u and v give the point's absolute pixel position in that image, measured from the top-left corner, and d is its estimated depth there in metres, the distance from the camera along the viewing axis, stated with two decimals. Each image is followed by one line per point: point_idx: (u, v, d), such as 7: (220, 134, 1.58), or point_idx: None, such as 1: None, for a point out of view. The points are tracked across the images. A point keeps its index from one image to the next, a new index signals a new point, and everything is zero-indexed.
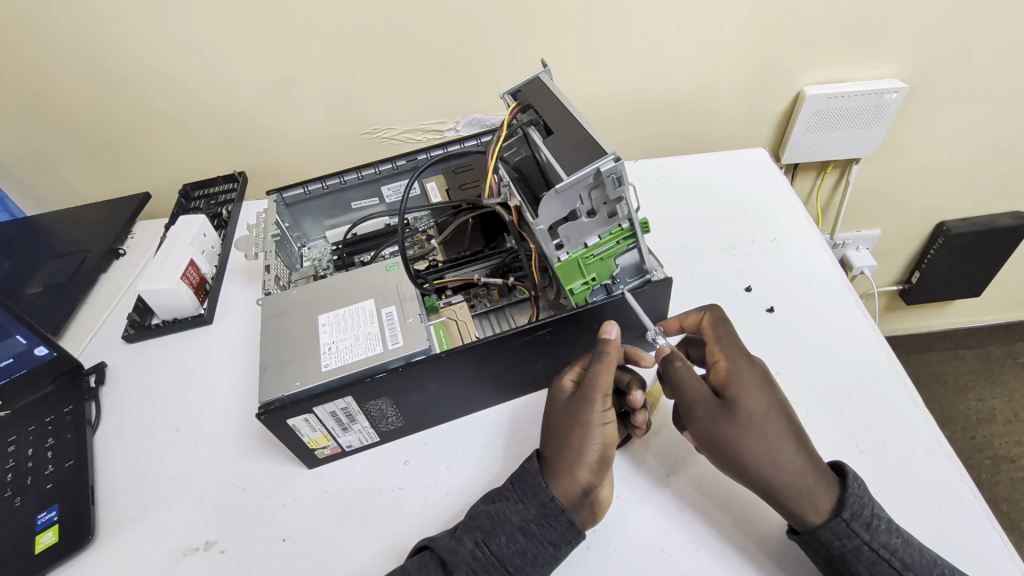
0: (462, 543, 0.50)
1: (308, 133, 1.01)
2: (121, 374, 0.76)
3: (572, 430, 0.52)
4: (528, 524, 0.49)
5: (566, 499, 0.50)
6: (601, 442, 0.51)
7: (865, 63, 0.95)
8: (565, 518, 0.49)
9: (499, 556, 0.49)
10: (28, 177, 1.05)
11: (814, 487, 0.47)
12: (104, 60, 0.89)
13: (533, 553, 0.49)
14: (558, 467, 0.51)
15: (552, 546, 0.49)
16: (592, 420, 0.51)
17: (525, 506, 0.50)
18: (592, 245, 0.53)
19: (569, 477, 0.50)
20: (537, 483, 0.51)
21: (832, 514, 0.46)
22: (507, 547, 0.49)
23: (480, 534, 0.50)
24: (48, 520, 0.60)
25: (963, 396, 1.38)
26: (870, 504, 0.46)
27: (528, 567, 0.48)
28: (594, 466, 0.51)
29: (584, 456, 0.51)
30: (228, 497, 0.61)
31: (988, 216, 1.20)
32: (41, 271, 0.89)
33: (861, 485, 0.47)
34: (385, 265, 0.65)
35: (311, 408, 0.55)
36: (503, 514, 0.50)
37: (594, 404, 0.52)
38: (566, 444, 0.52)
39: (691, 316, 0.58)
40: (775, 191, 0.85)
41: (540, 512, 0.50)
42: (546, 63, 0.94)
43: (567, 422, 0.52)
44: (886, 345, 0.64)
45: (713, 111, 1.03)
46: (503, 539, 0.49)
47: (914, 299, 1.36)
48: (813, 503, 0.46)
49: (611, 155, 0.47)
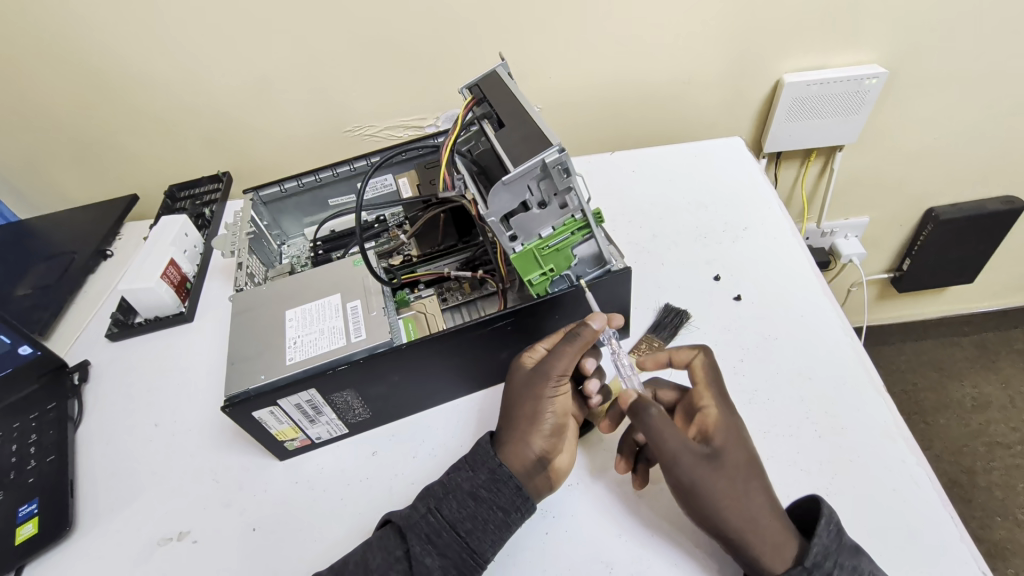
0: (415, 509, 0.53)
1: (289, 132, 1.02)
2: (104, 371, 0.78)
3: (526, 403, 0.55)
4: (477, 490, 0.53)
5: (516, 467, 0.53)
6: (553, 412, 0.55)
7: (844, 49, 0.94)
8: (513, 484, 0.52)
9: (450, 520, 0.51)
10: (19, 182, 1.07)
11: (783, 540, 0.46)
12: (85, 65, 0.91)
13: (482, 517, 0.51)
14: (511, 436, 0.55)
15: (501, 511, 0.52)
16: (544, 393, 0.54)
17: (474, 473, 0.54)
18: (546, 236, 0.54)
19: (521, 446, 0.54)
20: (488, 452, 0.54)
21: (794, 563, 0.46)
22: (458, 512, 0.52)
23: (432, 501, 0.53)
24: (28, 512, 0.62)
25: (958, 383, 1.36)
26: (836, 555, 0.45)
27: (479, 531, 0.51)
28: (545, 435, 0.54)
29: (537, 426, 0.54)
30: (202, 488, 0.63)
31: (978, 200, 1.18)
32: (29, 272, 0.91)
33: (831, 534, 0.46)
34: (353, 261, 0.66)
35: (275, 400, 0.56)
36: (455, 481, 0.54)
37: (548, 379, 0.54)
38: (519, 415, 0.55)
39: (684, 352, 0.57)
40: (749, 180, 0.85)
41: (489, 478, 0.53)
42: (503, 57, 0.94)
43: (522, 396, 0.55)
44: (850, 330, 0.64)
45: (693, 100, 1.03)
46: (454, 505, 0.52)
47: (906, 287, 1.35)
48: (780, 554, 0.46)
49: (555, 146, 0.47)
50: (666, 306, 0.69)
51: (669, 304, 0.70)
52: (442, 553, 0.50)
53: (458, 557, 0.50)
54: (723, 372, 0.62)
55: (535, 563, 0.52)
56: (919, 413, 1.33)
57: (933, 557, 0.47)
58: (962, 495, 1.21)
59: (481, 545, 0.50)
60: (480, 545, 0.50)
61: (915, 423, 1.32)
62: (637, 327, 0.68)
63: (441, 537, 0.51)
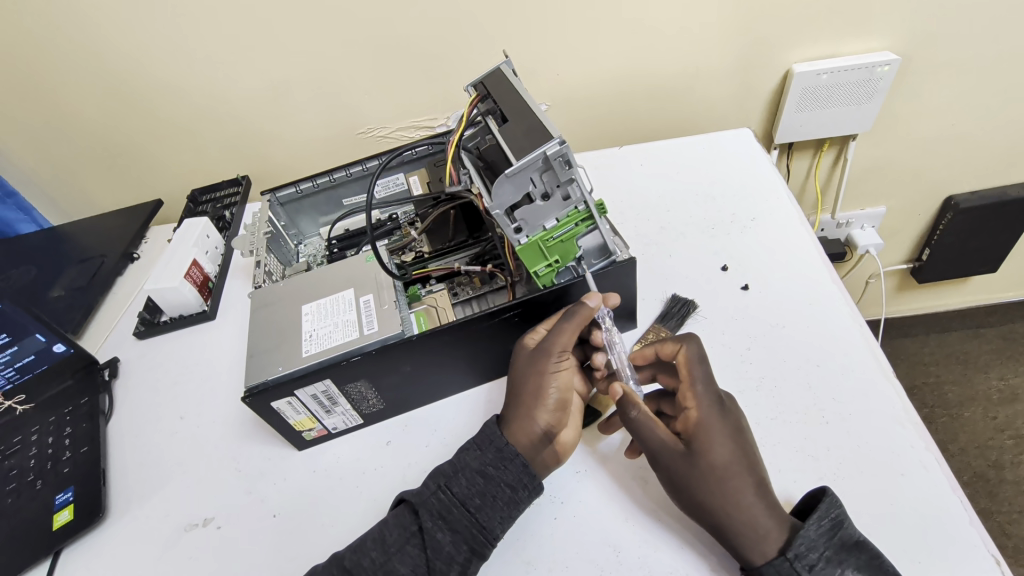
0: (426, 486, 0.54)
1: (304, 135, 1.05)
2: (133, 367, 0.81)
3: (529, 381, 0.57)
4: (485, 468, 0.54)
5: (522, 443, 0.55)
6: (556, 389, 0.57)
7: (855, 37, 0.93)
8: (520, 461, 0.54)
9: (460, 497, 0.53)
10: (52, 191, 1.12)
11: (765, 533, 0.47)
12: (110, 76, 0.95)
13: (491, 493, 0.53)
14: (516, 414, 0.57)
15: (509, 488, 0.53)
16: (547, 370, 0.57)
17: (482, 452, 0.55)
18: (550, 228, 0.56)
19: (528, 421, 0.56)
20: (495, 431, 0.56)
21: (778, 554, 0.46)
22: (468, 489, 0.53)
23: (442, 479, 0.54)
24: (65, 500, 0.65)
25: (984, 375, 1.33)
26: (822, 547, 0.46)
27: (488, 507, 0.52)
28: (549, 410, 0.56)
29: (542, 402, 0.56)
30: (226, 477, 0.65)
31: (998, 187, 1.16)
32: (63, 276, 0.96)
33: (821, 528, 0.46)
34: (365, 257, 0.68)
35: (293, 390, 0.59)
36: (463, 460, 0.55)
37: (550, 356, 0.57)
38: (523, 393, 0.57)
39: (668, 346, 0.58)
40: (757, 170, 0.85)
41: (496, 456, 0.55)
42: (506, 54, 0.95)
43: (526, 374, 0.58)
44: (859, 317, 0.64)
45: (702, 93, 1.03)
46: (463, 482, 0.54)
47: (926, 278, 1.32)
48: (760, 547, 0.47)
49: (556, 138, 0.49)
50: (673, 297, 0.69)
51: (676, 295, 0.70)
52: (453, 529, 0.52)
53: (469, 532, 0.51)
54: (730, 360, 0.63)
55: (543, 545, 0.54)
56: (943, 406, 1.31)
57: (939, 539, 0.47)
58: (989, 489, 1.18)
59: (491, 521, 0.52)
60: (490, 521, 0.52)
61: (939, 417, 1.30)
62: (645, 317, 0.69)
63: (451, 514, 0.52)
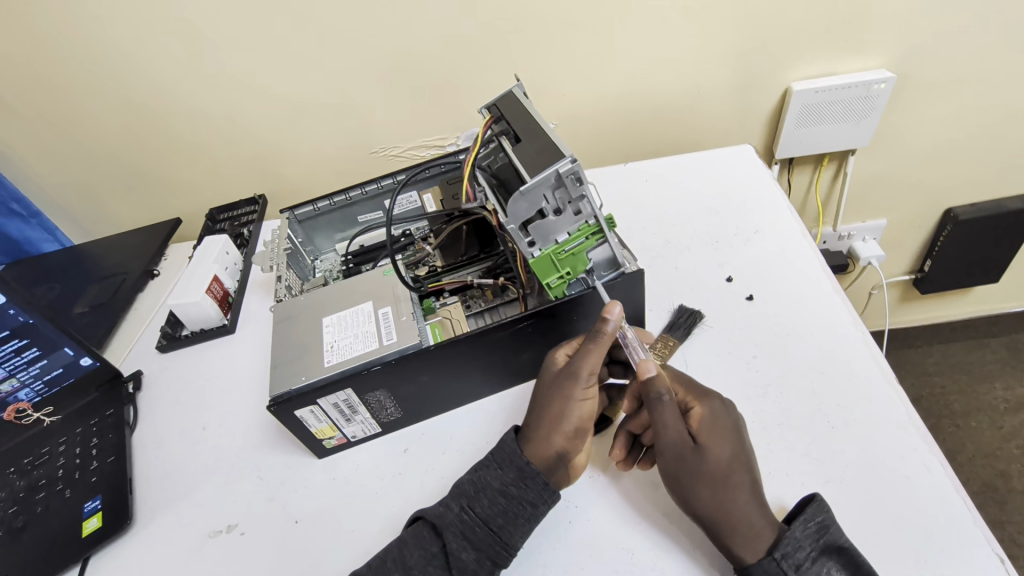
0: (449, 508, 0.56)
1: (320, 154, 1.09)
2: (155, 380, 0.84)
3: (553, 401, 0.58)
4: (507, 487, 0.56)
5: (539, 463, 0.57)
6: (578, 414, 0.57)
7: (851, 55, 0.96)
8: (539, 479, 0.55)
9: (483, 517, 0.55)
10: (75, 210, 1.17)
11: (758, 532, 0.49)
12: (136, 99, 0.99)
13: (513, 511, 0.55)
14: (535, 433, 0.58)
15: (530, 505, 0.55)
16: (571, 394, 0.57)
17: (503, 472, 0.57)
18: (562, 241, 0.58)
19: (546, 442, 0.57)
20: (515, 450, 0.58)
21: (766, 554, 0.48)
22: (490, 508, 0.55)
23: (465, 500, 0.56)
24: (93, 508, 0.67)
25: (989, 385, 1.34)
26: (809, 548, 0.48)
27: (510, 525, 0.54)
28: (568, 434, 0.57)
29: (563, 424, 0.57)
30: (249, 484, 0.68)
31: (997, 200, 1.18)
32: (86, 292, 1.00)
33: (807, 530, 0.48)
34: (382, 271, 0.71)
35: (315, 399, 0.61)
36: (484, 479, 0.57)
37: (578, 381, 0.58)
38: (545, 414, 0.58)
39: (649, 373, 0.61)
40: (759, 185, 0.87)
41: (517, 475, 0.56)
42: (518, 77, 0.99)
43: (549, 396, 0.58)
44: (863, 327, 0.66)
45: (704, 111, 1.06)
46: (485, 502, 0.55)
47: (929, 289, 1.34)
48: (752, 545, 0.48)
49: (568, 157, 0.52)
50: (680, 308, 0.72)
51: (683, 306, 0.72)
52: (477, 547, 0.54)
53: (492, 549, 0.53)
54: (737, 368, 0.65)
55: (560, 549, 0.55)
56: (949, 416, 1.31)
57: (943, 539, 0.49)
58: (998, 499, 1.19)
59: (514, 538, 0.54)
60: (513, 538, 0.54)
61: (946, 426, 1.30)
62: (653, 328, 0.71)
63: (475, 533, 0.54)
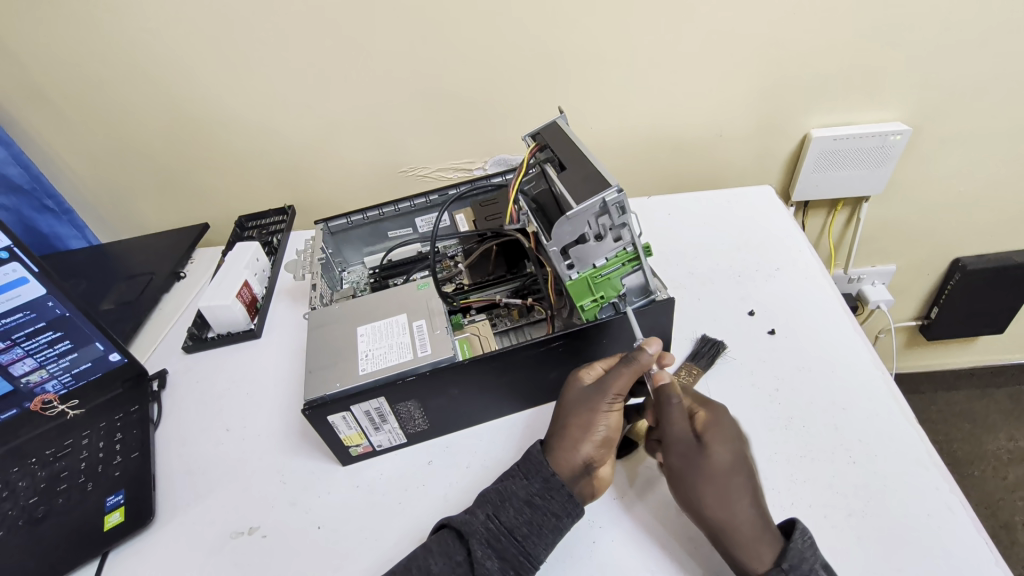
0: (475, 516, 0.57)
1: (352, 170, 1.12)
2: (180, 379, 0.85)
3: (580, 414, 0.59)
4: (532, 497, 0.57)
5: (564, 474, 0.58)
6: (605, 426, 0.59)
7: (869, 107, 1.01)
8: (566, 491, 0.56)
9: (508, 525, 0.56)
10: (106, 210, 1.19)
11: (761, 538, 0.51)
12: (180, 108, 1.03)
13: (538, 522, 0.55)
14: (561, 445, 0.59)
15: (554, 516, 0.56)
16: (599, 408, 0.59)
17: (529, 482, 0.58)
18: (599, 266, 0.61)
19: (572, 453, 0.58)
20: (541, 462, 0.59)
21: (773, 565, 0.49)
22: (516, 518, 0.56)
23: (491, 508, 0.57)
24: (115, 502, 0.68)
25: (992, 435, 1.35)
26: (813, 559, 0.49)
27: (534, 535, 0.55)
28: (594, 445, 0.58)
29: (590, 436, 0.58)
30: (272, 488, 0.68)
31: (1003, 253, 1.22)
32: (113, 290, 1.01)
33: (806, 541, 0.50)
34: (417, 285, 0.73)
35: (348, 405, 0.62)
36: (510, 489, 0.58)
37: (605, 395, 0.59)
38: (573, 426, 0.59)
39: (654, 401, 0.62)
40: (780, 224, 0.91)
41: (543, 486, 0.57)
42: (563, 109, 1.04)
43: (577, 409, 0.60)
44: (882, 367, 0.68)
45: (725, 150, 1.10)
46: (511, 512, 0.56)
47: (935, 336, 1.36)
48: (757, 553, 0.50)
49: (614, 187, 0.55)
50: (703, 337, 0.74)
51: (706, 336, 0.74)
52: (501, 557, 0.54)
53: (516, 559, 0.54)
54: (760, 400, 0.66)
55: (583, 568, 0.56)
56: (953, 463, 1.32)
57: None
58: (1003, 550, 1.18)
59: (537, 549, 0.54)
60: (536, 549, 0.54)
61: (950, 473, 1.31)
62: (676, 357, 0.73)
63: (499, 541, 0.55)
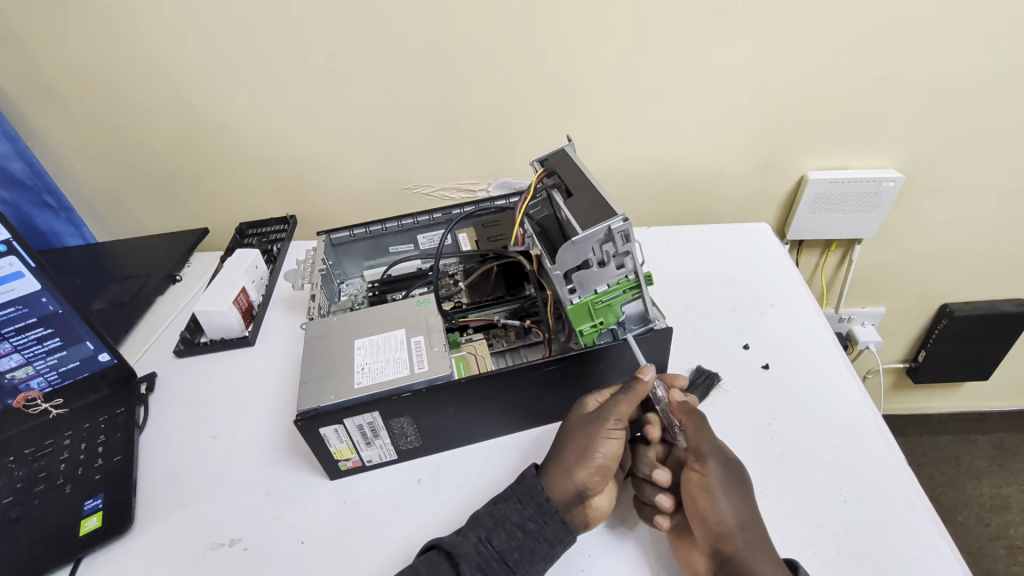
0: (466, 538, 0.56)
1: (356, 184, 1.13)
2: (168, 383, 0.84)
3: (579, 439, 0.59)
4: (525, 522, 0.56)
5: (558, 498, 0.57)
6: (604, 452, 0.58)
7: (864, 153, 1.04)
8: (559, 517, 0.56)
9: (500, 550, 0.55)
10: (105, 209, 1.19)
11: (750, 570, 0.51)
12: (190, 113, 1.04)
13: (530, 548, 0.55)
14: (557, 468, 0.58)
15: (546, 543, 0.55)
16: (598, 433, 0.59)
17: (523, 506, 0.57)
18: (601, 291, 0.61)
19: (567, 477, 0.57)
20: (536, 486, 0.58)
21: None
22: (508, 543, 0.56)
23: (483, 531, 0.56)
24: (93, 506, 0.66)
25: (976, 482, 1.36)
26: None
27: (526, 561, 0.55)
28: (590, 471, 0.57)
29: (587, 460, 0.57)
30: (257, 500, 0.67)
31: (990, 300, 1.25)
32: (106, 289, 1.00)
33: None
34: (418, 300, 0.73)
35: (342, 418, 0.62)
36: (503, 512, 0.57)
37: (605, 421, 0.59)
38: (570, 450, 0.59)
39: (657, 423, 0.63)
40: (775, 260, 0.92)
41: (536, 511, 0.57)
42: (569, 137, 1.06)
43: (577, 433, 0.60)
44: (873, 407, 0.69)
45: (724, 186, 1.12)
46: (503, 536, 0.56)
47: (921, 379, 1.38)
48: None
49: (620, 215, 0.56)
50: (699, 368, 0.74)
51: (701, 367, 0.75)
52: None
53: None
54: (754, 433, 0.67)
55: None
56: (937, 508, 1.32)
57: None
58: None
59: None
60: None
61: None
62: None
63: (491, 567, 0.55)
